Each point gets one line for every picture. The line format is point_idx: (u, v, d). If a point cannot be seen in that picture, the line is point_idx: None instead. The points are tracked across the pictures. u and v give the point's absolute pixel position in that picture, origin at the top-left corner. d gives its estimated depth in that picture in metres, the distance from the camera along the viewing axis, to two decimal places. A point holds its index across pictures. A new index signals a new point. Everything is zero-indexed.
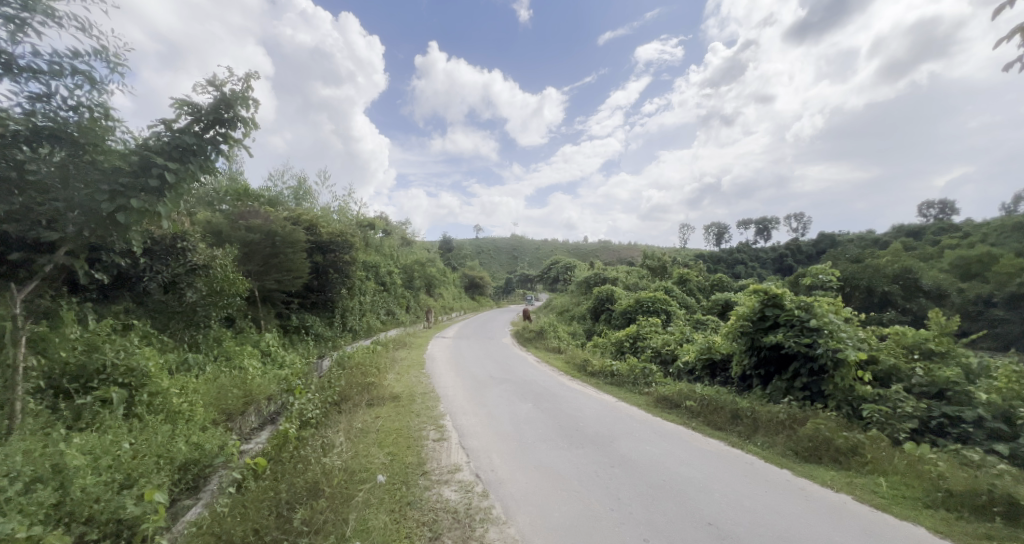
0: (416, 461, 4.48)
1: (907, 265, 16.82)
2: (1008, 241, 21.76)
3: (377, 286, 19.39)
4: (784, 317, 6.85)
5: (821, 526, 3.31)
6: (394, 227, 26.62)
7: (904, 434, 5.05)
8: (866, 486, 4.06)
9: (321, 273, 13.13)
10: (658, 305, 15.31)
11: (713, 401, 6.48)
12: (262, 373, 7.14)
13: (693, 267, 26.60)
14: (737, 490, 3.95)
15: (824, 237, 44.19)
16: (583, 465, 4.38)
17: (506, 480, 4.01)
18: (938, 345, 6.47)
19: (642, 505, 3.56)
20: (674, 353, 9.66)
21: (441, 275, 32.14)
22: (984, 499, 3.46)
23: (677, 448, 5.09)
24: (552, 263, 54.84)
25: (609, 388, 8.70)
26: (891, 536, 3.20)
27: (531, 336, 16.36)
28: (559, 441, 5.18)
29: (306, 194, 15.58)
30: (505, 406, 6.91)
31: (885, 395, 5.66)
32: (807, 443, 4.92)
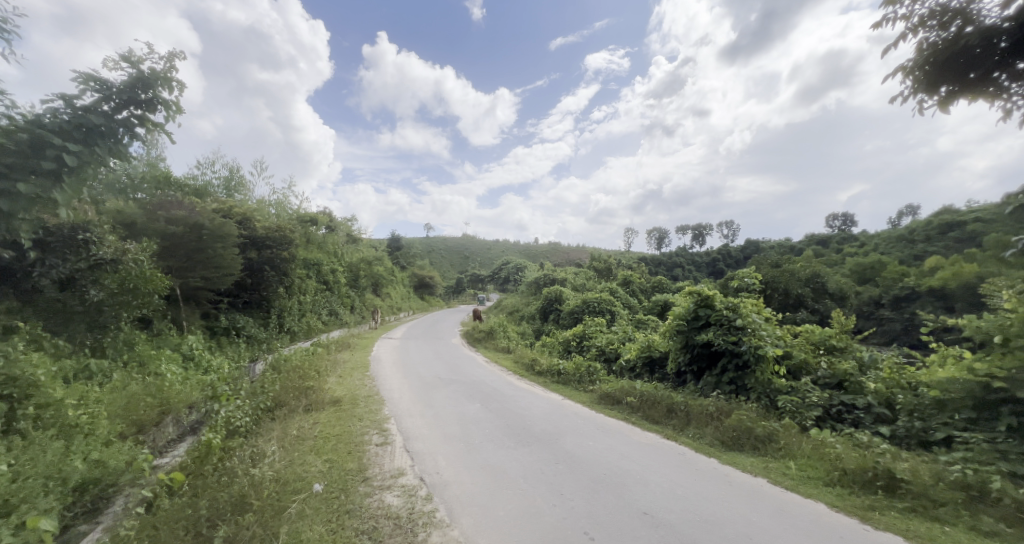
0: (357, 467, 4.34)
1: (817, 270, 18.82)
2: (894, 250, 25.14)
3: (319, 285, 18.46)
4: (714, 317, 7.37)
5: (741, 508, 3.64)
6: (340, 223, 25.44)
7: (810, 421, 5.64)
8: (779, 470, 4.50)
9: (255, 270, 12.26)
10: (604, 305, 15.93)
11: (651, 396, 6.86)
12: (183, 379, 6.56)
13: (635, 269, 27.98)
14: (670, 479, 4.22)
15: (750, 243, 48.20)
16: (529, 464, 4.46)
17: (451, 482, 4.00)
18: (838, 341, 7.32)
19: (584, 499, 3.70)
20: (617, 351, 10.09)
21: (389, 273, 31.22)
22: (870, 475, 3.98)
23: (618, 443, 5.34)
24: (501, 263, 55.21)
25: (555, 386, 8.91)
26: (797, 513, 3.58)
27: (480, 336, 16.38)
28: (507, 441, 5.23)
29: (239, 185, 14.51)
30: (453, 406, 6.88)
31: (796, 387, 6.29)
32: (732, 433, 5.36)
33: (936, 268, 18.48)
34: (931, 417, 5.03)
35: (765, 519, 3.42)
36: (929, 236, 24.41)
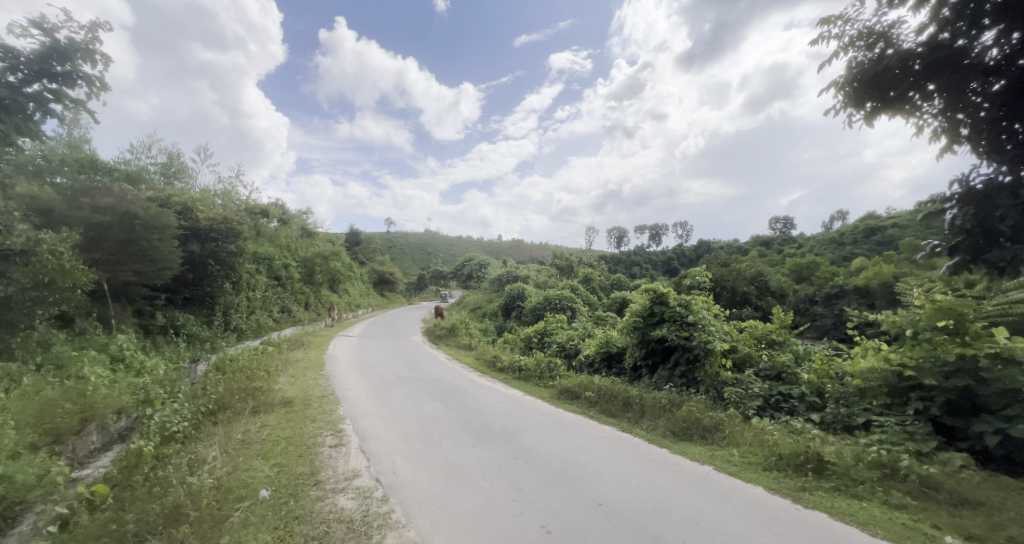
0: (308, 470, 4.16)
1: (761, 269, 20.04)
2: (827, 251, 27.26)
3: (270, 280, 17.55)
4: (668, 314, 7.67)
5: (688, 494, 3.82)
6: (293, 216, 24.28)
7: (752, 411, 6.01)
8: (723, 457, 4.76)
9: (197, 265, 11.47)
10: (565, 301, 16.18)
11: (609, 390, 7.05)
12: (111, 382, 6.04)
13: (595, 267, 28.64)
14: (624, 470, 4.37)
15: (702, 243, 50.57)
16: (488, 461, 4.46)
17: (407, 482, 3.92)
18: (778, 335, 7.83)
19: (542, 493, 3.74)
20: (577, 347, 10.29)
21: (347, 268, 30.18)
22: (802, 459, 4.29)
23: (575, 437, 5.44)
24: (463, 260, 54.81)
25: (516, 382, 8.96)
26: (738, 497, 3.81)
27: (441, 334, 16.17)
28: (466, 438, 5.19)
29: (179, 172, 13.50)
30: (412, 405, 6.73)
31: (740, 379, 6.68)
32: (682, 424, 5.61)
33: (863, 268, 20.22)
34: (854, 403, 5.50)
35: (710, 504, 3.61)
36: (858, 239, 26.63)
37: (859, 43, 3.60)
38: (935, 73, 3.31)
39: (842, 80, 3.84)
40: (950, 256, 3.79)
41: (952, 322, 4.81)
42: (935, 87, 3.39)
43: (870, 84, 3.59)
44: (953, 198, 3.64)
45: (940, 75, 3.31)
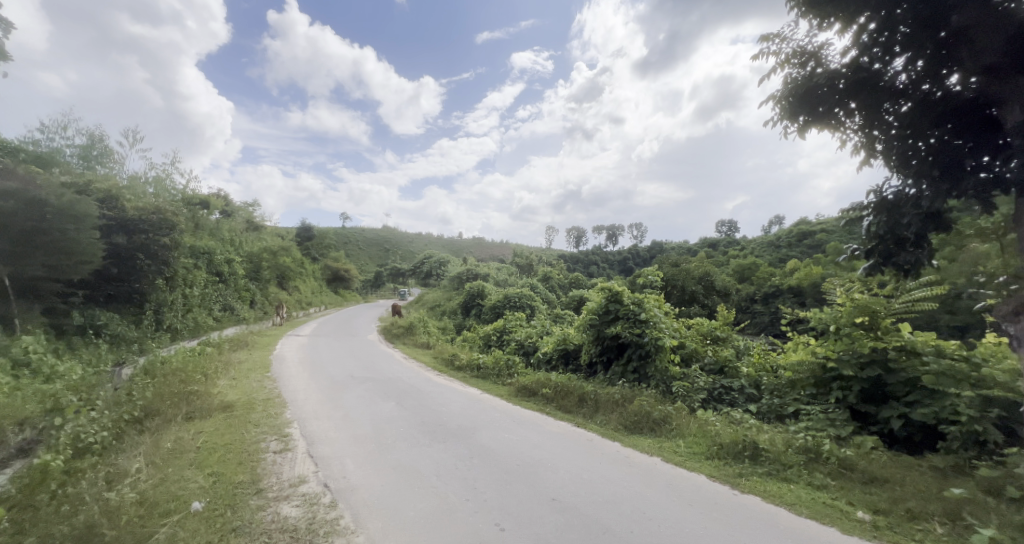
0: (248, 478, 3.95)
1: (708, 269, 21.22)
2: (767, 253, 29.25)
3: (210, 276, 16.43)
4: (622, 311, 7.93)
5: (638, 486, 3.97)
6: (237, 208, 22.86)
7: (697, 403, 6.36)
8: (670, 448, 5.00)
9: (124, 258, 10.54)
10: (524, 299, 16.29)
11: (565, 387, 7.20)
12: (15, 390, 5.43)
13: (554, 266, 29.08)
14: (577, 465, 4.48)
15: (655, 243, 52.59)
16: (443, 461, 4.42)
17: (357, 486, 3.81)
18: (722, 331, 8.30)
19: (496, 491, 3.76)
20: (535, 345, 10.41)
21: (297, 264, 28.80)
22: (739, 448, 4.58)
23: (531, 433, 5.52)
24: (422, 257, 53.88)
25: (474, 381, 8.93)
26: (682, 485, 4.02)
27: (397, 332, 15.80)
28: (421, 439, 5.12)
29: (103, 157, 12.34)
30: (366, 406, 6.55)
31: (687, 374, 7.04)
32: (633, 418, 5.82)
33: (796, 269, 21.88)
34: (786, 394, 5.95)
35: (658, 495, 3.77)
36: (793, 241, 28.72)
37: (793, 61, 4.14)
38: (856, 91, 3.85)
39: (777, 93, 4.29)
40: (867, 258, 4.20)
41: (867, 319, 5.29)
42: (855, 104, 3.94)
43: (803, 98, 4.07)
44: (869, 205, 4.06)
45: (860, 92, 3.85)
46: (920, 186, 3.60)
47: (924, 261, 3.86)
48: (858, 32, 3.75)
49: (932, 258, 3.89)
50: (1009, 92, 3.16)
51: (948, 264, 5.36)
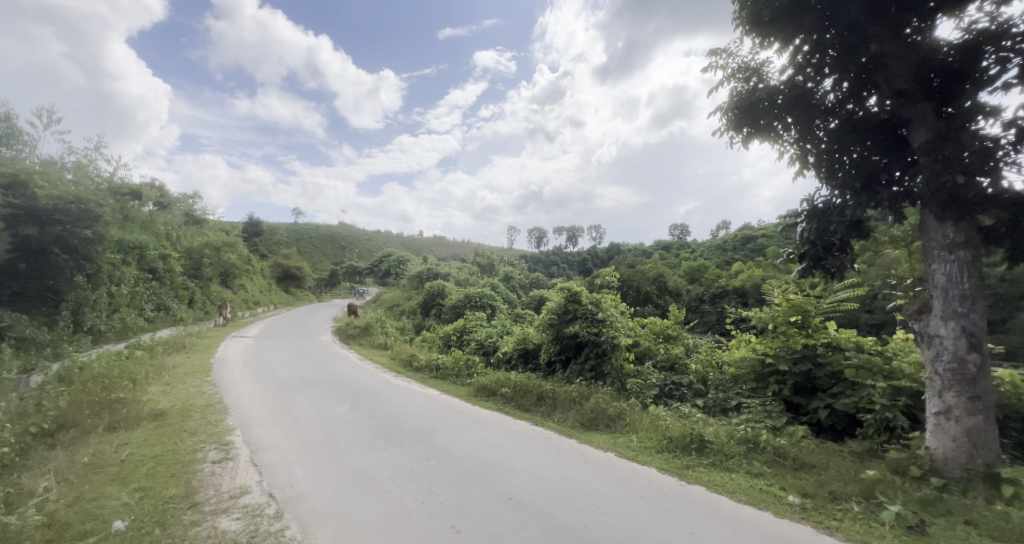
0: (182, 491, 3.71)
1: (661, 271, 22.14)
2: (716, 255, 30.90)
3: (141, 273, 15.19)
4: (581, 311, 8.12)
5: (594, 481, 4.10)
6: (174, 200, 21.28)
7: (650, 399, 6.64)
8: (623, 443, 5.20)
9: (36, 253, 9.54)
10: (484, 299, 16.27)
11: (524, 386, 7.28)
12: None
13: (515, 266, 29.23)
14: (535, 463, 4.55)
15: (612, 244, 54.12)
16: (399, 464, 4.35)
17: (306, 494, 3.68)
18: (674, 330, 8.69)
19: (453, 492, 3.74)
20: (495, 345, 10.44)
21: (243, 262, 27.20)
22: (687, 441, 4.82)
23: (489, 433, 5.54)
24: (380, 256, 52.50)
25: (433, 381, 8.83)
26: (634, 479, 4.19)
27: (353, 333, 15.32)
28: (376, 442, 5.02)
29: (11, 139, 11.11)
30: (317, 410, 6.32)
31: (640, 371, 7.33)
32: (589, 415, 5.99)
33: (741, 271, 23.26)
34: (729, 388, 6.33)
35: (612, 490, 3.90)
36: (739, 245, 30.53)
37: (739, 76, 4.51)
38: (792, 107, 4.16)
39: (724, 105, 4.60)
40: (800, 261, 4.59)
41: (800, 317, 5.73)
42: (791, 119, 4.26)
43: (747, 111, 4.36)
44: (802, 213, 4.40)
45: (796, 109, 4.17)
46: (845, 197, 3.96)
47: (847, 265, 4.32)
48: (794, 52, 4.06)
49: (853, 262, 4.35)
50: (915, 115, 3.66)
51: (869, 268, 5.91)
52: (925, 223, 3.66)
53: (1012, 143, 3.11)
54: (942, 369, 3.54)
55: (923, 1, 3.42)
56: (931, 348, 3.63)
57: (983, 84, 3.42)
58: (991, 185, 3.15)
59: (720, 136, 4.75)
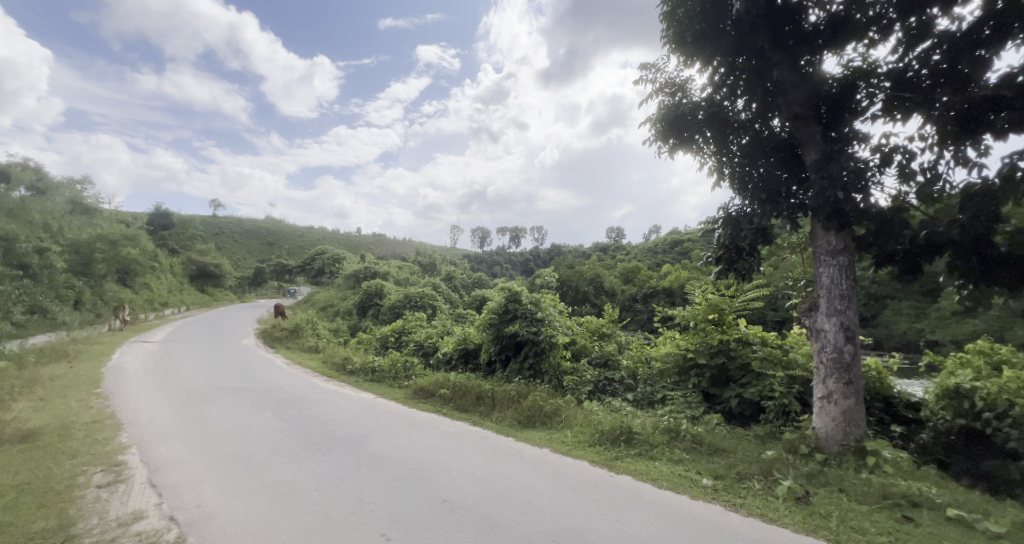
0: (56, 522, 3.25)
1: (597, 272, 23.16)
2: (648, 257, 32.89)
3: (9, 271, 13.02)
4: (520, 311, 8.24)
5: (529, 478, 4.19)
6: (58, 186, 18.54)
7: (584, 395, 6.92)
8: (558, 439, 5.37)
9: None
10: (425, 300, 15.94)
11: (463, 387, 7.27)
12: None
13: (457, 266, 29.03)
14: (470, 463, 4.57)
15: (553, 245, 55.65)
16: (326, 474, 4.15)
17: (217, 513, 3.38)
18: (608, 328, 9.12)
19: (385, 499, 3.65)
20: (435, 345, 10.30)
21: (148, 258, 24.37)
22: (616, 434, 5.06)
23: (426, 436, 5.46)
24: (311, 254, 49.56)
25: (368, 384, 8.52)
26: (568, 473, 4.35)
27: (280, 336, 14.35)
28: (301, 452, 4.74)
29: None
30: (233, 421, 5.84)
31: (576, 368, 7.61)
32: (527, 413, 6.11)
33: (669, 273, 24.94)
34: (656, 382, 6.76)
35: (546, 485, 4.02)
36: (668, 248, 32.77)
37: (665, 90, 4.87)
38: (710, 123, 4.57)
39: (653, 116, 4.94)
40: (717, 264, 5.05)
41: (717, 315, 6.25)
42: (710, 134, 4.66)
43: (672, 123, 4.73)
44: (719, 219, 4.84)
45: (713, 124, 4.59)
46: (753, 206, 4.39)
47: (754, 268, 4.80)
48: (712, 73, 4.45)
49: (759, 265, 4.84)
50: (807, 137, 4.17)
51: (774, 270, 6.59)
52: (814, 231, 4.16)
53: (878, 167, 3.66)
54: (825, 359, 4.06)
55: (812, 37, 3.96)
56: (817, 341, 4.15)
57: (858, 113, 3.99)
58: (864, 201, 3.68)
59: (649, 145, 5.10)
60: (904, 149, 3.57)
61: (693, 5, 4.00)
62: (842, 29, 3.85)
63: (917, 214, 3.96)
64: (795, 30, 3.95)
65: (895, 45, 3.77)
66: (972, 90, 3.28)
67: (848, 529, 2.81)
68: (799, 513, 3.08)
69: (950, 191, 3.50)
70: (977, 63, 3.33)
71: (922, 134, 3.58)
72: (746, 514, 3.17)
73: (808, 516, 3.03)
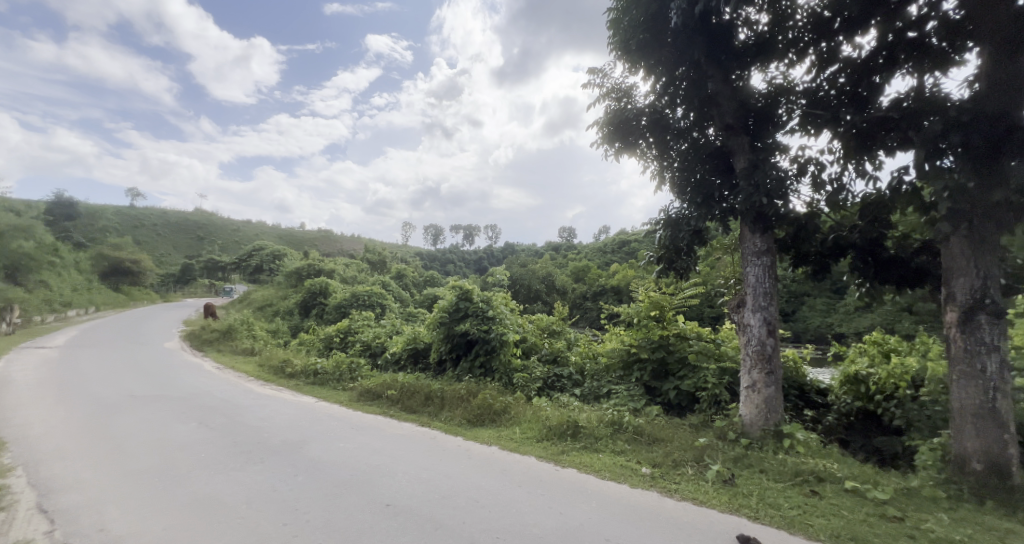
0: None
1: (548, 270, 23.63)
2: (597, 257, 34.00)
3: None
4: (472, 309, 8.21)
5: (476, 477, 4.20)
6: None
7: (534, 392, 7.04)
8: (508, 436, 5.42)
9: None
10: (373, 298, 15.45)
11: (411, 387, 7.13)
12: None
13: (407, 264, 28.39)
14: (417, 465, 4.50)
15: (506, 244, 56.01)
16: (258, 485, 3.90)
17: (126, 534, 3.07)
18: (558, 325, 9.32)
19: (323, 507, 3.50)
20: (383, 345, 10.02)
21: (49, 254, 21.58)
22: (564, 429, 5.19)
23: (370, 439, 5.31)
24: (248, 249, 46.34)
25: (310, 388, 8.12)
26: (515, 470, 4.39)
27: (211, 338, 13.30)
28: (230, 463, 4.43)
29: None
30: (150, 433, 5.34)
31: (526, 365, 7.71)
32: (477, 411, 6.11)
33: (617, 272, 25.93)
34: (602, 377, 7.01)
35: (493, 483, 4.04)
36: (616, 248, 34.08)
37: (612, 95, 5.05)
38: (653, 129, 4.80)
39: (600, 119, 5.11)
40: (658, 263, 5.31)
41: (658, 312, 6.57)
42: (652, 139, 4.90)
43: (618, 127, 4.92)
44: (660, 221, 5.10)
45: (655, 130, 4.82)
46: (690, 209, 4.67)
47: (691, 267, 5.10)
48: (654, 82, 4.67)
49: (696, 264, 5.16)
50: (737, 146, 4.44)
51: (709, 270, 7.04)
52: (741, 233, 4.49)
53: (795, 176, 4.02)
54: (751, 351, 4.40)
55: (741, 54, 4.29)
56: (744, 335, 4.49)
57: (780, 126, 4.37)
58: (784, 206, 4.03)
59: (596, 147, 5.26)
60: (817, 161, 3.96)
61: (636, 14, 4.19)
62: (766, 48, 4.24)
63: (827, 219, 4.41)
64: (727, 47, 4.24)
65: (809, 67, 4.18)
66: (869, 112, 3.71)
67: (766, 506, 3.08)
68: (725, 494, 3.34)
69: (853, 200, 3.91)
70: (873, 88, 3.89)
71: (831, 148, 3.97)
72: (680, 498, 3.38)
73: (732, 496, 3.29)
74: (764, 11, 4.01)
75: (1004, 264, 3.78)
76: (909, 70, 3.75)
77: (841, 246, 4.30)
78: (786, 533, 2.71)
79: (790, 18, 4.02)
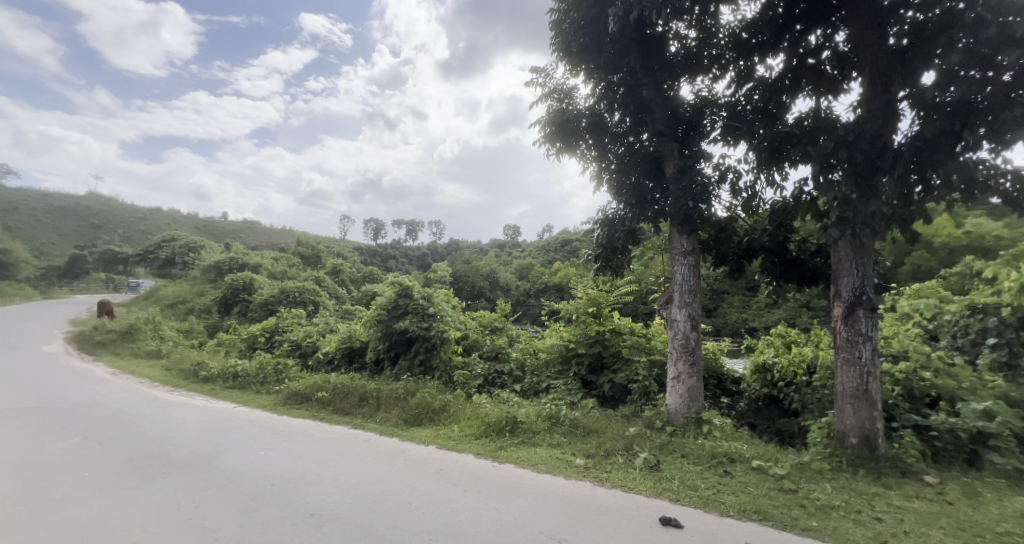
0: None
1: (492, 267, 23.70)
2: (539, 255, 34.63)
3: None
4: (412, 307, 8.00)
5: (410, 478, 4.10)
6: None
7: (474, 389, 7.00)
8: (446, 434, 5.35)
9: None
10: (306, 295, 14.54)
11: (344, 388, 6.82)
12: None
13: (344, 259, 27.03)
14: (347, 470, 4.30)
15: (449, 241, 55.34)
16: (158, 504, 3.52)
17: None
18: (500, 322, 9.33)
19: (236, 522, 3.23)
20: (315, 345, 9.47)
21: None
22: (502, 424, 5.21)
23: (296, 445, 4.99)
24: (158, 241, 41.65)
25: (229, 392, 7.46)
26: (452, 469, 4.34)
27: (108, 339, 11.76)
28: (122, 482, 3.94)
29: None
30: (21, 452, 4.60)
31: (466, 363, 7.66)
32: (414, 411, 5.96)
33: (559, 270, 26.59)
34: (541, 372, 7.13)
35: (427, 483, 3.97)
36: (558, 247, 34.95)
37: (554, 96, 5.13)
38: (591, 130, 4.95)
39: (543, 118, 5.19)
40: (595, 260, 5.49)
41: (594, 308, 6.81)
42: (591, 141, 5.06)
43: (559, 128, 5.02)
44: (598, 220, 5.29)
45: (594, 132, 4.97)
46: (625, 210, 4.87)
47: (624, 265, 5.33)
48: (594, 85, 4.80)
49: (629, 262, 5.41)
50: (667, 152, 4.69)
51: (642, 268, 7.40)
52: (669, 234, 4.76)
53: (716, 182, 4.33)
54: (676, 345, 4.70)
55: (672, 65, 4.54)
56: (671, 329, 4.78)
57: (705, 135, 4.69)
58: (707, 210, 4.33)
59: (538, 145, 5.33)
60: (735, 169, 4.29)
61: (577, 17, 4.28)
62: (693, 61, 4.53)
63: (742, 223, 4.81)
64: (659, 57, 4.47)
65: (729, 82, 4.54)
66: (778, 127, 4.09)
67: (686, 487, 3.31)
68: (650, 479, 3.54)
69: (765, 206, 4.29)
70: (781, 105, 4.33)
71: (747, 158, 4.32)
72: (610, 486, 3.53)
73: (657, 481, 3.50)
74: (692, 27, 4.26)
75: (879, 265, 4.35)
76: (809, 92, 4.27)
77: (753, 247, 4.70)
78: (702, 512, 2.92)
79: (714, 36, 4.34)
